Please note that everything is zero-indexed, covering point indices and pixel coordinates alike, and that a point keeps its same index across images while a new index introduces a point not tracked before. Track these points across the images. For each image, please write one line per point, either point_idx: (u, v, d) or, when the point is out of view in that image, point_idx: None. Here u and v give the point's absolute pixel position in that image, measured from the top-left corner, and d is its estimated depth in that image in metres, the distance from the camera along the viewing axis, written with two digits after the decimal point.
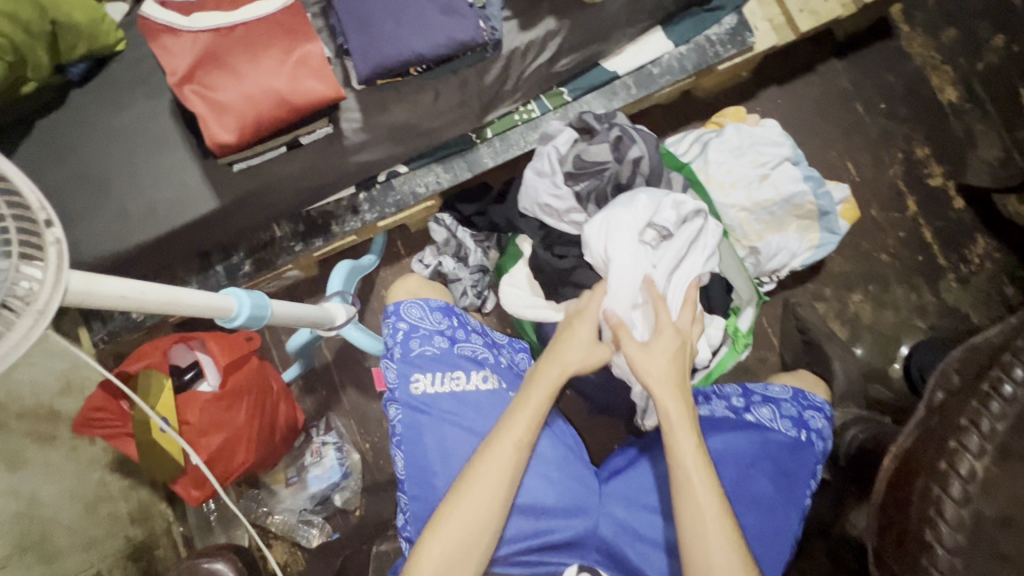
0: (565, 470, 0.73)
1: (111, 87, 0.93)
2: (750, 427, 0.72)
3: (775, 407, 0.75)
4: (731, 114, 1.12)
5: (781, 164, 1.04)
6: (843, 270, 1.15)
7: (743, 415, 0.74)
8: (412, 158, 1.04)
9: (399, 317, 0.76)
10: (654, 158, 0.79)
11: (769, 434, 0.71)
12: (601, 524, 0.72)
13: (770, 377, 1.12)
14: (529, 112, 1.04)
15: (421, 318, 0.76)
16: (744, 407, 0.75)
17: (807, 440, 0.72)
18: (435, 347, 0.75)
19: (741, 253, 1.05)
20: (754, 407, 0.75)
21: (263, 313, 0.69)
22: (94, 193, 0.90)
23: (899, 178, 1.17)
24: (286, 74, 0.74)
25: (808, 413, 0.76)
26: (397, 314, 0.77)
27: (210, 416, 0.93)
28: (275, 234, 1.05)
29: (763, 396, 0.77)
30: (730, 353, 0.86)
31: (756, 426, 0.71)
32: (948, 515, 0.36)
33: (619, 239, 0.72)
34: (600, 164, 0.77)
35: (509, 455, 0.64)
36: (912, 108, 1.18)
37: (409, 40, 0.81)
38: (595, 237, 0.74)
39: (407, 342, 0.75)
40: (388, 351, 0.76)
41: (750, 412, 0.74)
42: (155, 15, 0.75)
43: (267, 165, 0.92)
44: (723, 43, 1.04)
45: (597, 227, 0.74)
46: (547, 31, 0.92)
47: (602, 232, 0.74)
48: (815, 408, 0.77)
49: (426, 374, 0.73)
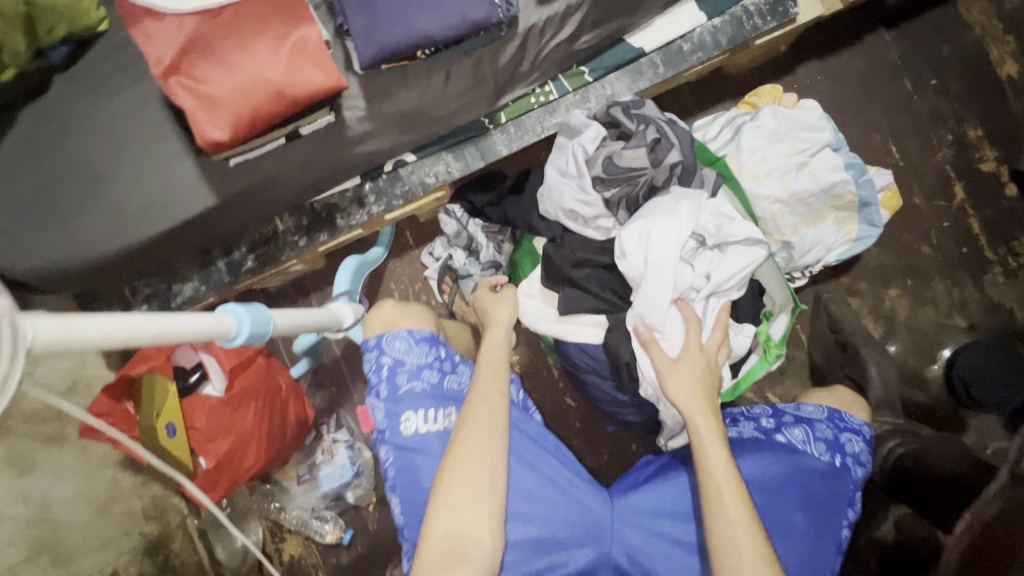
0: (571, 495, 0.69)
1: (96, 74, 0.87)
2: (781, 449, 0.67)
3: (808, 428, 0.70)
4: (767, 92, 1.03)
5: (821, 152, 0.95)
6: (880, 263, 1.08)
7: (774, 436, 0.69)
8: (420, 146, 0.97)
9: (382, 351, 0.70)
10: (688, 157, 0.71)
11: (802, 458, 0.67)
12: (615, 551, 0.67)
13: (797, 376, 1.07)
14: (546, 95, 0.96)
15: (406, 350, 0.70)
16: (773, 428, 0.71)
17: (843, 465, 0.68)
18: (425, 382, 0.70)
19: (773, 248, 0.98)
20: (785, 428, 0.70)
21: (265, 329, 0.65)
22: (84, 190, 0.85)
23: (947, 162, 1.08)
24: (282, 62, 0.67)
25: (845, 435, 0.71)
26: (379, 346, 0.71)
27: (216, 421, 0.91)
28: (278, 228, 1.00)
29: (795, 417, 0.72)
30: (760, 363, 0.80)
31: (787, 449, 0.67)
32: None
33: (658, 254, 0.66)
34: (633, 169, 0.70)
35: (477, 445, 0.62)
36: (966, 84, 1.08)
37: (416, 19, 0.72)
38: (633, 245, 0.67)
39: (393, 379, 0.69)
40: (375, 388, 0.70)
41: (781, 432, 0.70)
42: None
43: (266, 158, 0.86)
44: (762, 14, 0.94)
45: (633, 234, 0.68)
46: (568, 5, 0.83)
47: (642, 239, 0.67)
48: (852, 430, 0.72)
49: (417, 412, 0.68)
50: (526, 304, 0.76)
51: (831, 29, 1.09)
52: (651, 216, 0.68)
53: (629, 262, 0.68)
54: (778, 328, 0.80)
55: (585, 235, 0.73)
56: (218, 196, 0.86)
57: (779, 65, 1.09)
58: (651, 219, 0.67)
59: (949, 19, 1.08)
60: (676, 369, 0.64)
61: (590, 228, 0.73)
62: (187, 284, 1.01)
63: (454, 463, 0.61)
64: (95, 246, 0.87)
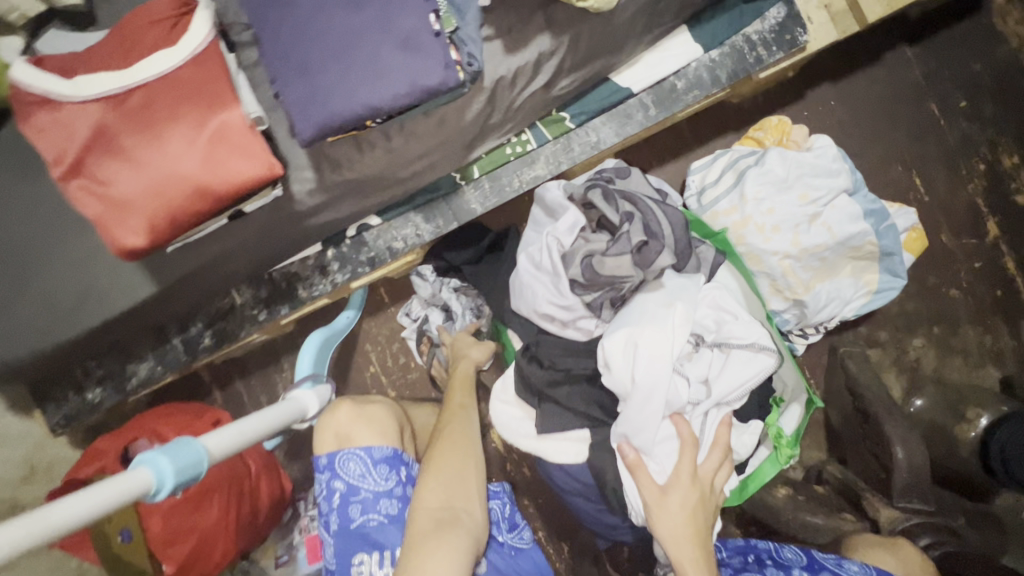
0: None
1: (16, 149, 0.77)
2: None
3: None
4: (774, 124, 0.91)
5: (836, 199, 0.84)
6: (903, 310, 0.97)
7: None
8: (384, 207, 0.87)
9: (334, 475, 0.66)
10: (680, 245, 0.62)
11: None
12: None
13: (813, 438, 0.97)
14: (523, 144, 0.85)
15: (361, 476, 0.66)
16: None
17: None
18: (380, 515, 0.65)
19: (782, 306, 0.88)
20: None
21: (198, 466, 0.56)
22: (12, 283, 0.77)
23: (979, 195, 0.96)
24: (200, 153, 0.58)
25: None
26: (331, 468, 0.67)
27: (174, 524, 0.84)
28: (235, 301, 0.91)
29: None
30: (771, 461, 0.70)
31: None
32: None
33: (646, 368, 0.57)
34: (617, 266, 0.60)
35: (453, 455, 0.68)
36: (999, 105, 0.96)
37: (358, 90, 0.62)
38: (617, 359, 0.58)
39: (345, 510, 0.65)
40: (326, 518, 0.67)
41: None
42: (28, 84, 0.59)
43: (208, 238, 0.77)
44: (766, 44, 0.82)
45: (617, 343, 0.58)
46: (541, 53, 0.72)
47: (628, 351, 0.58)
48: None
49: (370, 554, 0.64)
50: (501, 411, 0.67)
51: (846, 48, 0.96)
52: (637, 321, 0.58)
53: (613, 376, 0.59)
54: (790, 421, 0.70)
55: (564, 336, 0.64)
56: (158, 282, 0.77)
57: (789, 91, 0.97)
58: (638, 326, 0.58)
59: (980, 32, 0.96)
60: (664, 504, 0.56)
61: (570, 329, 0.64)
62: (142, 364, 0.93)
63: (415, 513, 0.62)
64: (30, 341, 0.79)
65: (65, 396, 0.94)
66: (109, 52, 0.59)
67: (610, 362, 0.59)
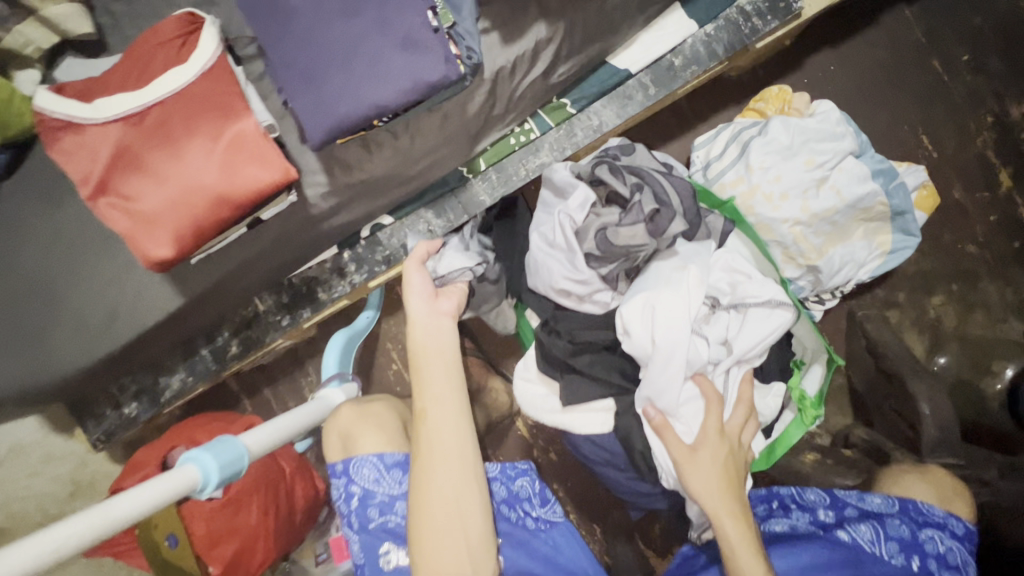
0: None
1: (41, 178, 0.81)
2: (840, 548, 0.57)
3: (876, 523, 0.59)
4: (775, 94, 0.91)
5: (843, 162, 0.84)
6: (920, 269, 0.97)
7: (833, 532, 0.59)
8: (396, 207, 0.89)
9: (349, 481, 0.66)
10: (692, 214, 0.63)
11: (867, 566, 0.56)
12: None
13: (837, 404, 0.97)
14: (526, 133, 0.86)
15: (375, 480, 0.65)
16: (835, 524, 0.61)
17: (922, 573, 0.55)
18: (398, 516, 0.65)
19: (797, 273, 0.88)
20: (849, 524, 0.60)
21: (239, 464, 0.59)
22: (48, 306, 0.80)
23: (990, 147, 0.95)
24: (219, 162, 0.60)
25: (925, 531, 0.59)
26: (347, 473, 0.67)
27: (218, 523, 0.87)
28: (258, 309, 0.93)
29: (860, 511, 0.62)
30: (797, 424, 0.71)
31: (848, 550, 0.57)
32: None
33: (666, 335, 0.58)
34: (631, 242, 0.61)
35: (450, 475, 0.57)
36: (1005, 56, 0.95)
37: (365, 92, 0.64)
38: (638, 325, 0.59)
39: (363, 512, 0.65)
40: (347, 519, 0.67)
41: (843, 529, 0.60)
42: (51, 109, 0.61)
43: (229, 247, 0.79)
44: (761, 14, 0.82)
45: (635, 310, 0.59)
46: (538, 41, 0.73)
47: (647, 316, 0.59)
48: (935, 525, 0.59)
49: (397, 546, 0.65)
50: (525, 391, 0.69)
51: (841, 12, 0.96)
52: (654, 291, 0.59)
53: (633, 340, 0.60)
54: (812, 382, 0.71)
55: (581, 310, 0.66)
56: (185, 294, 0.80)
57: (787, 60, 0.97)
58: (654, 293, 0.59)
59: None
60: (695, 459, 0.56)
61: (585, 303, 0.65)
62: (174, 377, 0.96)
63: (424, 531, 0.55)
64: (68, 361, 0.82)
65: (103, 413, 0.98)
66: (124, 73, 0.62)
67: (631, 329, 0.59)
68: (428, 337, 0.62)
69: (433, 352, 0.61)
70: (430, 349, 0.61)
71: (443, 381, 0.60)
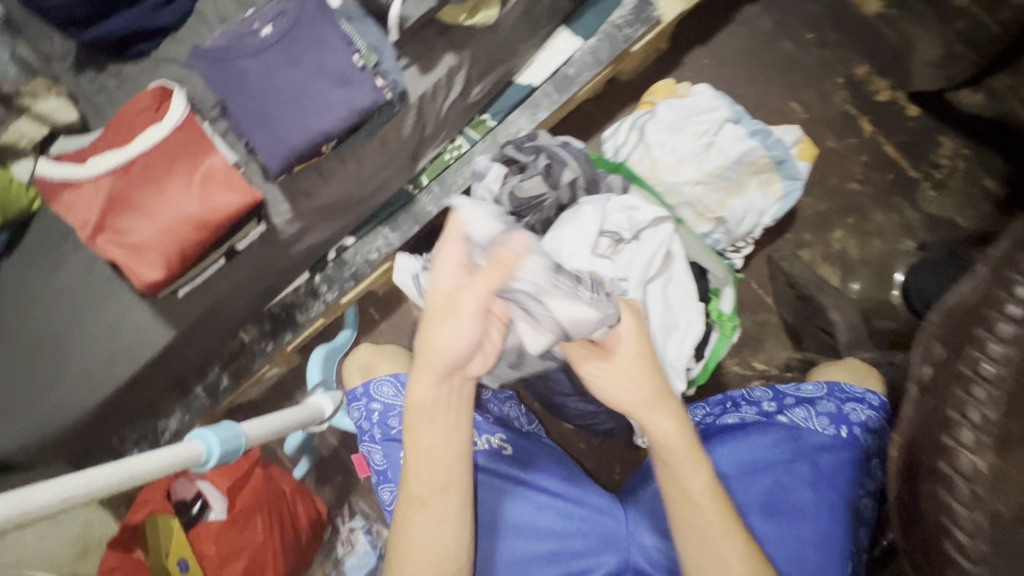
0: (582, 507, 0.72)
1: (37, 249, 0.91)
2: (784, 427, 0.74)
3: (810, 406, 0.76)
4: (661, 88, 1.08)
5: (723, 127, 1.00)
6: (817, 210, 1.12)
7: (776, 417, 0.76)
8: (356, 227, 1.02)
9: (371, 397, 0.77)
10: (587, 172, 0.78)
11: (803, 435, 0.73)
12: (634, 556, 0.68)
13: (775, 338, 1.09)
14: (457, 148, 1.02)
15: (396, 394, 0.77)
16: (776, 410, 0.77)
17: (849, 437, 0.73)
18: None
19: (708, 227, 1.02)
20: (788, 409, 0.77)
21: (237, 442, 0.67)
22: (51, 358, 0.89)
23: (848, 102, 1.13)
24: (215, 184, 0.75)
25: (849, 405, 0.75)
26: (367, 395, 0.78)
27: (226, 544, 0.92)
28: (244, 340, 1.02)
29: (796, 398, 0.78)
30: (722, 339, 0.83)
31: (790, 428, 0.73)
32: (960, 519, 0.25)
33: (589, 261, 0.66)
34: (537, 198, 0.76)
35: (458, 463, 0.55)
36: (841, 29, 1.15)
37: (312, 121, 0.79)
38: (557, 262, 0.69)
39: (386, 422, 0.76)
40: (370, 432, 0.77)
41: (784, 414, 0.76)
42: (51, 173, 0.75)
43: (212, 281, 0.90)
44: (631, 24, 1.00)
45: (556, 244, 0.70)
46: (449, 68, 0.89)
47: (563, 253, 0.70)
48: (856, 400, 0.76)
49: None
50: None
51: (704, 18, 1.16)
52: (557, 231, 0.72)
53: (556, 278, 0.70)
54: (727, 301, 0.84)
55: None
56: (175, 329, 0.89)
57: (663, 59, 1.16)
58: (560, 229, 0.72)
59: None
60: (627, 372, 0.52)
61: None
62: (172, 419, 1.03)
63: (411, 540, 0.56)
64: (72, 406, 0.89)
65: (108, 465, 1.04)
66: (108, 136, 0.75)
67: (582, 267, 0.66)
68: (416, 400, 0.52)
69: (432, 408, 0.52)
70: (423, 410, 0.52)
71: (437, 438, 0.53)
